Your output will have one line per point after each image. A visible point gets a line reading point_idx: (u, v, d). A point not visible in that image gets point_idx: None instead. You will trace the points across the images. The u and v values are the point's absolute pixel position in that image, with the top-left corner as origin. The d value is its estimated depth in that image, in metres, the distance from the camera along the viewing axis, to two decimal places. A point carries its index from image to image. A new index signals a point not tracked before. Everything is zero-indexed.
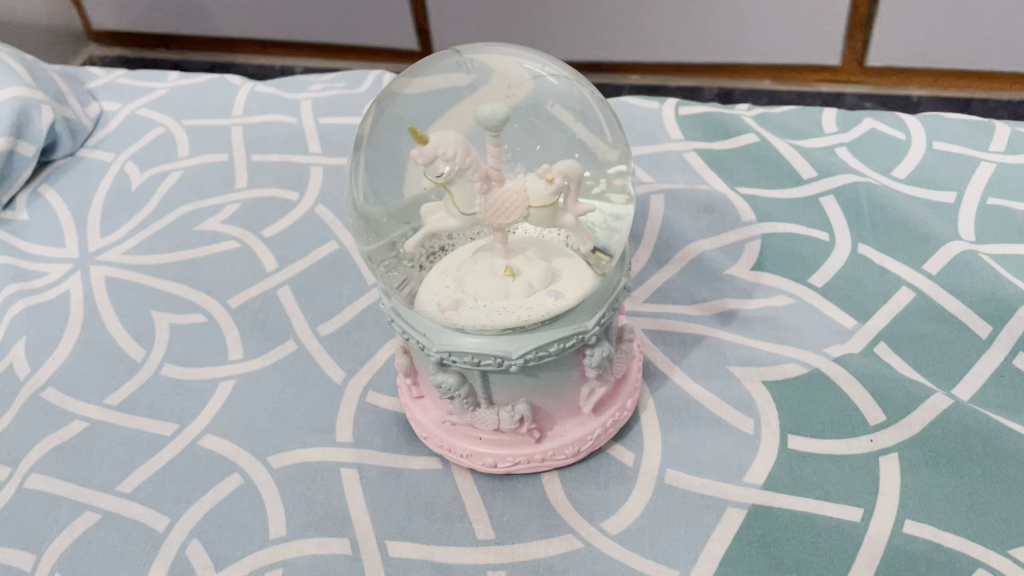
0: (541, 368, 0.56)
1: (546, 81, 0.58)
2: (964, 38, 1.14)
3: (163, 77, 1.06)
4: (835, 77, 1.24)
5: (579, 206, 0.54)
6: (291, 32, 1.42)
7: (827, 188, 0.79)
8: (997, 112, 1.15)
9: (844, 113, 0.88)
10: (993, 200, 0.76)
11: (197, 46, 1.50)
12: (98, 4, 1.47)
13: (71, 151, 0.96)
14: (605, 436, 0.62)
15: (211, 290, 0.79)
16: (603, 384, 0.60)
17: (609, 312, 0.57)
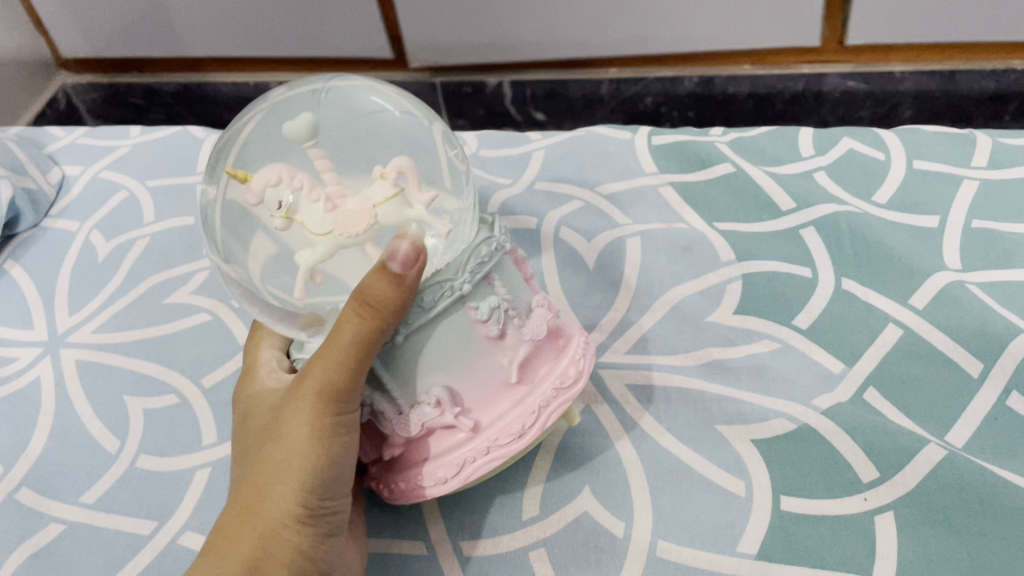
0: (425, 332, 0.50)
1: (387, 105, 0.56)
2: (947, 16, 1.11)
3: (125, 134, 1.04)
4: (815, 57, 1.21)
5: (424, 195, 0.49)
6: (255, 48, 1.37)
7: (807, 219, 0.78)
8: (981, 82, 1.17)
9: (820, 133, 0.86)
10: (977, 222, 0.74)
11: (169, 69, 1.47)
12: (64, 36, 1.44)
13: (35, 223, 0.93)
14: (554, 407, 0.55)
15: (184, 367, 0.77)
16: (517, 344, 0.53)
17: (477, 259, 0.50)
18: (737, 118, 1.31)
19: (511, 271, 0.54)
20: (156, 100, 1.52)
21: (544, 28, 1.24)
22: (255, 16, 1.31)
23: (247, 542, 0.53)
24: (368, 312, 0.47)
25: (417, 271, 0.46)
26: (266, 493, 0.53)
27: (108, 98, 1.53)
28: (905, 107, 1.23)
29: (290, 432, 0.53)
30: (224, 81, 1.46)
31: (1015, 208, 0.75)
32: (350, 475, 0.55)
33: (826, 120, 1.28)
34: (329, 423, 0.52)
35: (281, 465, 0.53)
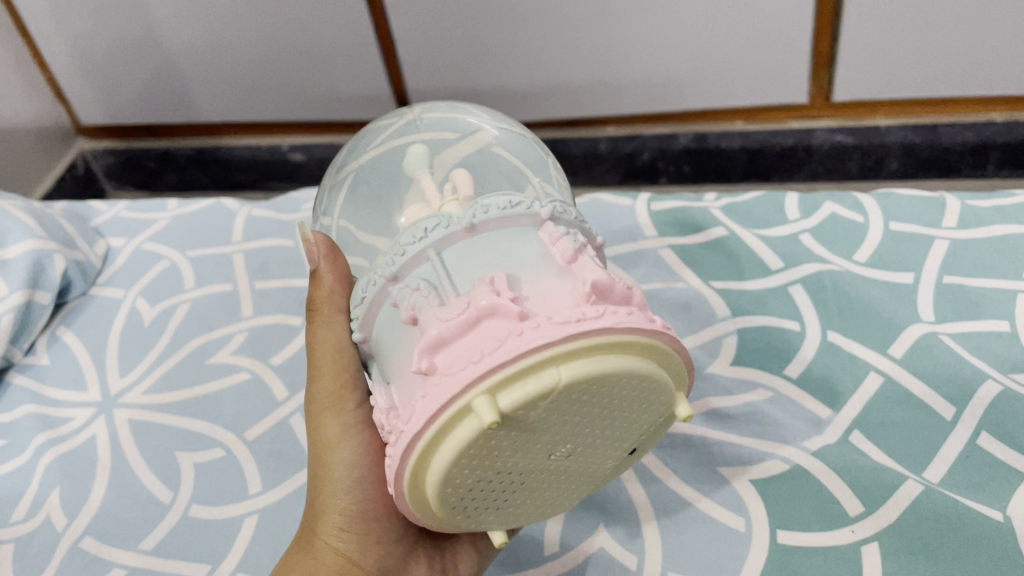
0: (378, 325, 0.55)
1: (489, 125, 0.76)
2: (924, 71, 1.20)
3: (164, 206, 1.12)
4: (803, 113, 1.30)
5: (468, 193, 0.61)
6: (271, 110, 1.47)
7: (794, 277, 0.86)
8: (964, 135, 1.24)
9: (805, 198, 0.94)
10: (948, 278, 0.82)
11: (186, 133, 1.56)
12: (86, 105, 1.54)
13: (84, 290, 1.01)
14: (433, 396, 0.44)
15: (227, 423, 0.84)
16: (432, 326, 0.47)
17: (404, 243, 0.54)
18: (731, 171, 1.38)
19: (472, 263, 0.51)
20: (171, 164, 1.60)
21: (550, 93, 1.34)
22: (269, 79, 1.41)
23: (303, 555, 0.61)
24: (317, 316, 0.65)
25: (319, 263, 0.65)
26: (317, 505, 0.62)
27: (124, 162, 1.62)
28: (891, 159, 1.30)
29: (320, 449, 0.63)
30: (236, 144, 1.55)
31: (981, 264, 0.82)
32: (378, 482, 0.61)
33: (817, 173, 1.35)
34: (335, 425, 0.63)
35: (319, 483, 0.63)
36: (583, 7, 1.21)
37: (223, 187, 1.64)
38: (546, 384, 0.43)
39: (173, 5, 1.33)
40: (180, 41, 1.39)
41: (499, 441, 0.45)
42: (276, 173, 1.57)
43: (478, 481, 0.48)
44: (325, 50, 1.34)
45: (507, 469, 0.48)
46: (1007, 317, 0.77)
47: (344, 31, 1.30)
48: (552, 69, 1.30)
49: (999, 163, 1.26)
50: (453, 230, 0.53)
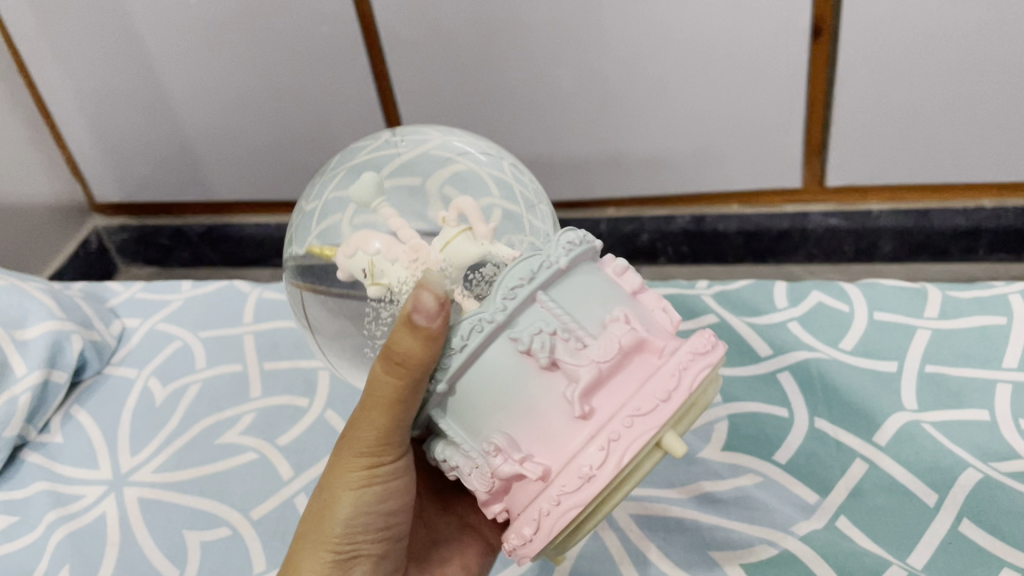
0: (479, 377, 0.50)
1: (438, 136, 0.67)
2: (913, 159, 1.26)
3: (178, 288, 1.17)
4: (798, 198, 1.35)
5: (485, 227, 0.55)
6: (281, 188, 1.52)
7: (783, 364, 0.89)
8: (954, 220, 1.30)
9: (793, 287, 0.98)
10: (930, 367, 0.85)
11: (199, 212, 1.63)
12: (102, 183, 1.61)
13: (99, 369, 1.05)
14: (630, 438, 0.47)
15: (234, 501, 0.87)
16: (581, 370, 0.48)
17: (511, 287, 0.50)
18: (727, 251, 1.44)
19: (578, 300, 0.51)
20: (182, 240, 1.67)
21: (550, 179, 1.40)
22: (282, 162, 1.48)
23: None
24: (402, 373, 0.51)
25: (440, 322, 0.49)
26: (311, 538, 0.61)
27: (137, 239, 1.69)
28: (884, 241, 1.36)
29: (331, 485, 0.61)
30: (247, 222, 1.61)
31: (962, 354, 0.86)
32: (377, 526, 0.62)
33: (812, 254, 1.41)
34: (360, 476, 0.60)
35: (319, 519, 0.61)
36: (584, 100, 1.28)
37: (230, 264, 1.69)
38: (694, 408, 0.51)
39: (193, 91, 1.40)
40: (198, 125, 1.45)
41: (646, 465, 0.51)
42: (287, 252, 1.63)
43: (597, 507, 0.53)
44: (337, 138, 1.41)
45: None
46: (987, 406, 0.81)
47: (356, 119, 1.37)
48: (552, 156, 1.36)
49: (989, 247, 1.33)
50: (556, 268, 0.51)
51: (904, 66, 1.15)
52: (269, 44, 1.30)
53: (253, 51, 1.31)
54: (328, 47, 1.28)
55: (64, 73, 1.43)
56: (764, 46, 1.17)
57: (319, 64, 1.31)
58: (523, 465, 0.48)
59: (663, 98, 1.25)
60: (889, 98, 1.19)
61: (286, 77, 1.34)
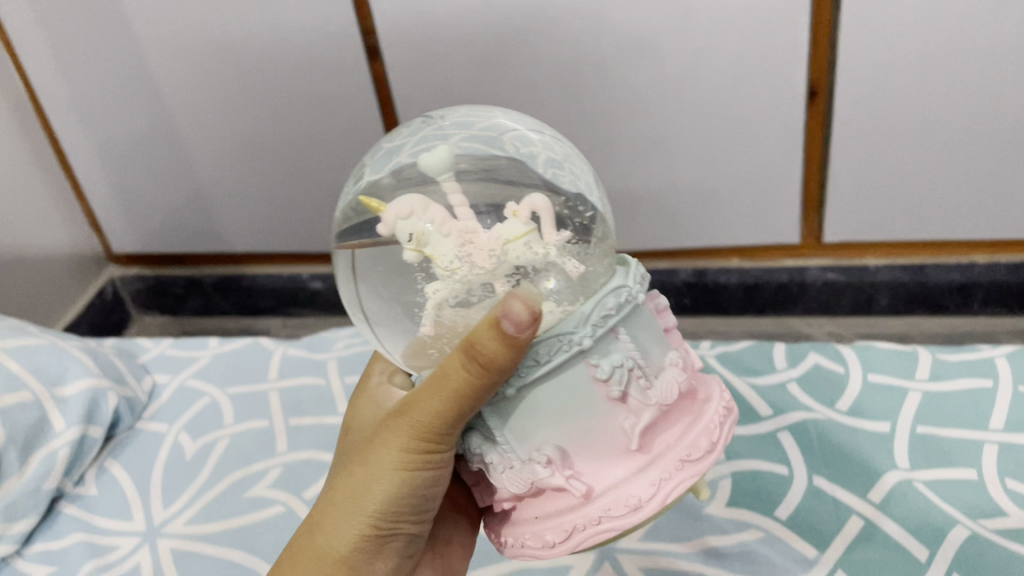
0: (550, 392, 0.52)
1: (515, 125, 0.62)
2: (906, 219, 1.33)
3: (205, 344, 1.23)
4: (796, 252, 1.42)
5: (555, 235, 0.52)
6: (290, 241, 1.62)
7: (782, 424, 0.95)
8: (948, 275, 1.36)
9: (792, 348, 1.05)
10: (921, 427, 0.91)
11: (210, 263, 1.73)
12: (119, 235, 1.70)
13: (131, 424, 1.11)
14: (678, 480, 0.53)
15: (264, 554, 0.92)
16: (642, 409, 0.53)
17: (600, 313, 0.51)
18: (729, 305, 1.50)
19: (646, 332, 0.55)
20: (195, 288, 1.76)
21: None
22: (293, 215, 1.57)
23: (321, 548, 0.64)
24: (480, 372, 0.51)
25: (527, 332, 0.49)
26: (352, 504, 0.63)
27: (149, 288, 1.78)
28: (880, 296, 1.42)
29: (382, 457, 0.62)
30: (258, 272, 1.71)
31: (951, 415, 0.91)
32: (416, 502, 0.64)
33: (810, 308, 1.47)
34: (413, 457, 0.61)
35: (363, 488, 0.63)
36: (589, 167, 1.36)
37: (241, 312, 1.79)
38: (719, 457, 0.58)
39: (211, 150, 1.49)
40: (215, 182, 1.55)
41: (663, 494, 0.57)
42: (296, 300, 1.71)
43: None
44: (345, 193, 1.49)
45: None
46: (975, 465, 0.86)
47: None
48: None
49: (983, 302, 1.39)
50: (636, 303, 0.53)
51: (885, 138, 1.24)
52: (284, 110, 1.39)
53: (265, 112, 1.41)
54: (340, 111, 1.37)
55: (89, 133, 1.53)
56: (760, 118, 1.25)
57: (332, 126, 1.39)
58: (570, 481, 0.53)
59: (668, 160, 1.33)
60: (882, 164, 1.27)
61: (310, 140, 1.43)
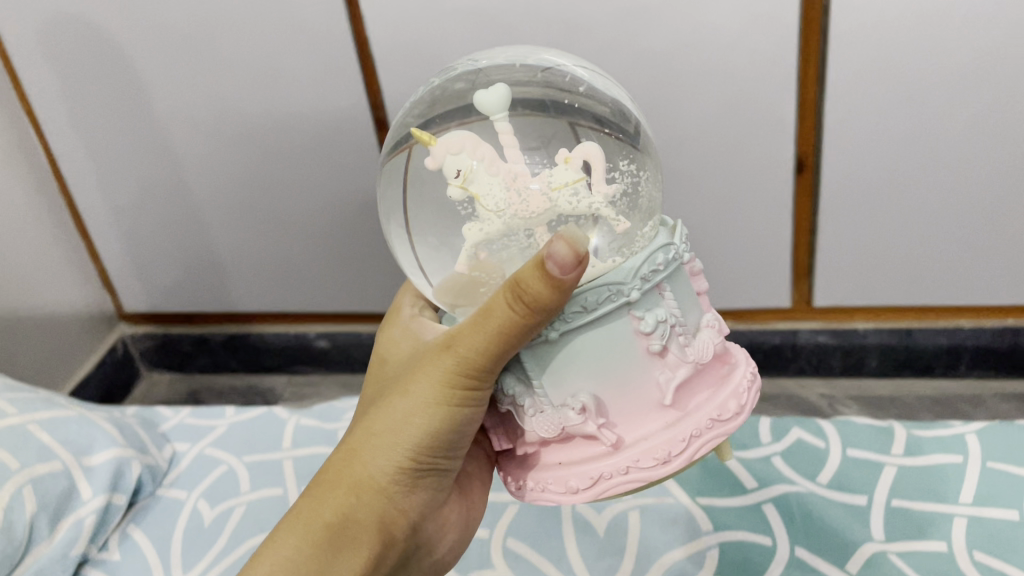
0: (594, 339, 0.64)
1: (567, 61, 0.74)
2: (887, 281, 1.55)
3: (222, 413, 1.30)
4: (790, 315, 1.64)
5: (601, 183, 0.64)
6: (298, 301, 1.84)
7: (767, 496, 1.01)
8: (935, 337, 1.58)
9: (776, 423, 1.12)
10: (896, 501, 0.97)
11: (218, 321, 1.94)
12: (132, 296, 1.92)
13: (152, 491, 1.17)
14: (704, 437, 0.65)
15: None
16: (675, 367, 0.65)
17: (651, 267, 0.64)
18: None
19: (683, 298, 0.67)
20: (203, 347, 1.96)
21: None
22: (296, 275, 1.79)
23: (369, 467, 0.76)
24: (520, 310, 0.61)
25: (569, 273, 0.58)
26: (397, 432, 0.74)
27: (160, 346, 1.99)
28: (870, 358, 1.64)
29: (426, 389, 0.72)
30: (266, 331, 1.91)
31: (924, 490, 0.98)
32: (451, 439, 0.75)
33: (803, 368, 1.69)
34: (452, 397, 0.70)
35: (407, 421, 0.74)
36: None
37: (249, 369, 1.98)
38: None
39: (221, 221, 1.73)
40: (228, 245, 1.77)
41: None
42: (305, 358, 1.92)
43: None
44: (347, 258, 1.73)
45: None
46: (945, 538, 0.92)
47: None
48: None
49: (969, 363, 1.60)
50: (680, 261, 0.66)
51: (862, 206, 1.45)
52: (308, 184, 1.62)
53: (270, 189, 1.65)
54: (340, 188, 1.61)
55: (112, 200, 1.75)
56: (755, 185, 1.45)
57: (333, 201, 1.64)
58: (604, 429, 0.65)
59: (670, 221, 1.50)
60: (862, 232, 1.49)
61: (346, 202, 1.63)
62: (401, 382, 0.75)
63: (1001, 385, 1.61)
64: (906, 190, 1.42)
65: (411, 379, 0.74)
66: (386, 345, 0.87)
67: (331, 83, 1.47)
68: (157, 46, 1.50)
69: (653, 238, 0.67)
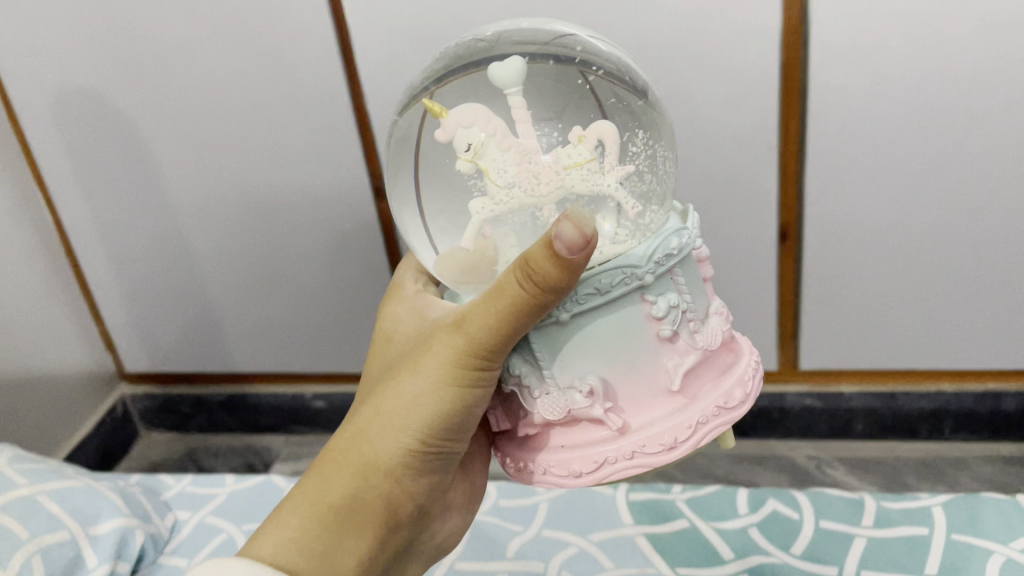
0: (606, 324, 0.72)
1: (580, 33, 0.81)
2: (873, 346, 1.61)
3: (222, 481, 1.35)
4: (777, 378, 1.69)
5: (612, 162, 0.71)
6: (297, 362, 1.89)
7: (743, 567, 1.06)
8: (919, 402, 1.64)
9: (753, 495, 1.18)
10: (866, 572, 1.03)
11: (215, 381, 1.98)
12: (133, 357, 1.98)
13: (155, 559, 1.21)
14: (709, 423, 0.73)
15: None
16: (682, 353, 0.74)
17: (665, 253, 0.71)
18: None
19: (695, 286, 0.75)
20: (201, 407, 2.00)
21: None
22: (292, 336, 1.85)
23: (375, 450, 0.83)
24: (532, 288, 0.67)
25: (575, 250, 0.65)
26: (404, 414, 0.81)
27: (159, 406, 2.03)
28: (857, 421, 1.69)
29: (433, 374, 0.79)
30: (264, 391, 1.96)
31: (892, 561, 1.03)
32: (454, 423, 0.82)
33: (790, 431, 1.74)
34: (459, 380, 0.77)
35: (414, 407, 0.80)
36: None
37: (246, 430, 2.02)
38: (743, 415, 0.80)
39: (221, 284, 1.80)
40: (228, 305, 1.83)
41: None
42: (300, 418, 1.96)
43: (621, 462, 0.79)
44: (341, 321, 1.80)
45: None
46: None
47: None
48: None
49: (953, 427, 1.66)
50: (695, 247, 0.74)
51: (843, 273, 1.53)
52: (312, 250, 1.70)
53: (271, 253, 1.72)
54: (336, 252, 1.69)
55: (115, 261, 1.82)
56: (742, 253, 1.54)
57: (331, 265, 1.71)
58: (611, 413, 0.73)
59: None
60: (843, 299, 1.57)
61: (349, 265, 1.70)
62: (407, 368, 0.82)
63: (987, 448, 1.66)
64: (871, 255, 1.51)
65: (419, 366, 0.80)
66: (390, 326, 0.93)
67: (331, 154, 1.56)
68: (170, 123, 1.59)
69: (665, 222, 0.74)
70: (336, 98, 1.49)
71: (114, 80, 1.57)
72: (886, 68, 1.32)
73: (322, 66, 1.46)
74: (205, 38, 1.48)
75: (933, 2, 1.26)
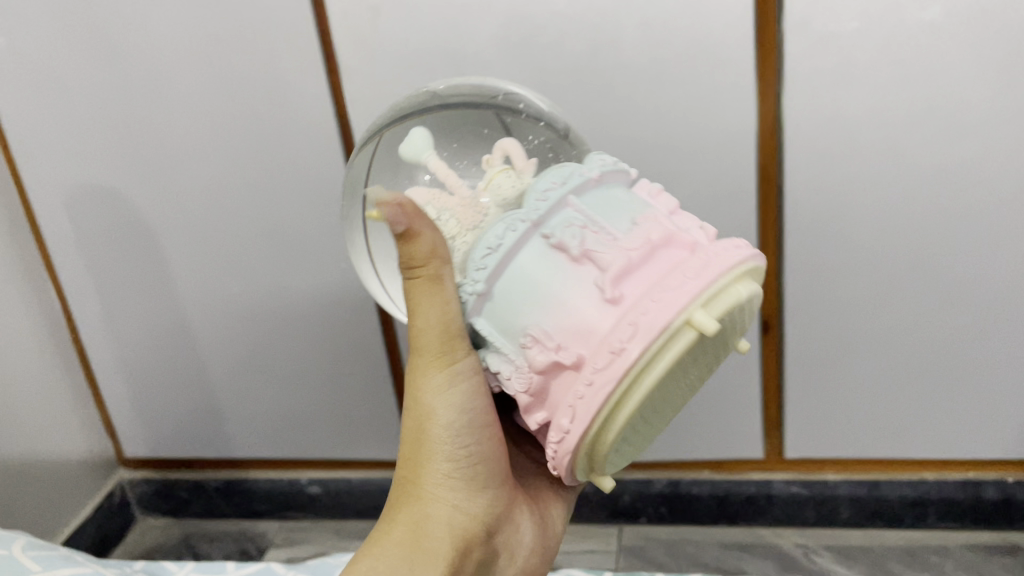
0: (522, 272, 0.83)
1: (503, 87, 1.09)
2: (854, 433, 1.68)
3: (223, 567, 1.40)
4: (762, 465, 1.76)
5: (518, 161, 0.94)
6: (296, 449, 1.95)
7: None
8: (902, 491, 1.70)
9: None
10: None
11: (215, 467, 2.04)
12: (133, 443, 2.04)
13: None
14: (645, 312, 0.75)
15: None
16: (605, 263, 0.79)
17: (541, 192, 0.85)
18: (704, 515, 1.82)
19: (603, 213, 0.84)
20: (199, 492, 2.05)
21: None
22: (291, 423, 1.92)
23: (415, 472, 1.05)
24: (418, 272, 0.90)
25: (400, 222, 0.86)
26: (421, 434, 1.04)
27: (157, 491, 2.07)
28: (843, 507, 1.75)
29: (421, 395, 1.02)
30: (260, 477, 2.02)
31: None
32: (459, 423, 1.02)
33: (778, 517, 1.79)
34: (438, 387, 0.99)
35: (421, 428, 1.04)
36: None
37: (242, 516, 2.07)
38: (733, 295, 0.77)
39: (222, 371, 1.88)
40: (228, 392, 1.91)
41: (685, 356, 0.78)
42: (297, 504, 2.01)
43: (642, 411, 0.82)
44: (340, 408, 1.87)
45: (665, 393, 0.83)
46: None
47: None
48: None
49: (937, 516, 1.72)
50: (583, 179, 0.86)
51: (821, 367, 1.63)
52: (315, 341, 1.79)
53: (274, 343, 1.81)
54: (337, 341, 1.78)
55: (123, 349, 1.90)
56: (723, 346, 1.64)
57: (333, 355, 1.80)
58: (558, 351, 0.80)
59: None
60: (825, 390, 1.65)
61: (353, 357, 1.79)
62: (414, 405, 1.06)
63: (969, 536, 1.71)
64: (842, 346, 1.60)
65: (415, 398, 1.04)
66: None
67: (336, 251, 1.66)
68: (182, 221, 1.71)
69: None
70: (340, 197, 1.60)
71: (130, 182, 1.69)
72: (846, 177, 1.44)
73: (327, 168, 1.58)
74: (219, 146, 1.61)
75: (883, 123, 1.40)
